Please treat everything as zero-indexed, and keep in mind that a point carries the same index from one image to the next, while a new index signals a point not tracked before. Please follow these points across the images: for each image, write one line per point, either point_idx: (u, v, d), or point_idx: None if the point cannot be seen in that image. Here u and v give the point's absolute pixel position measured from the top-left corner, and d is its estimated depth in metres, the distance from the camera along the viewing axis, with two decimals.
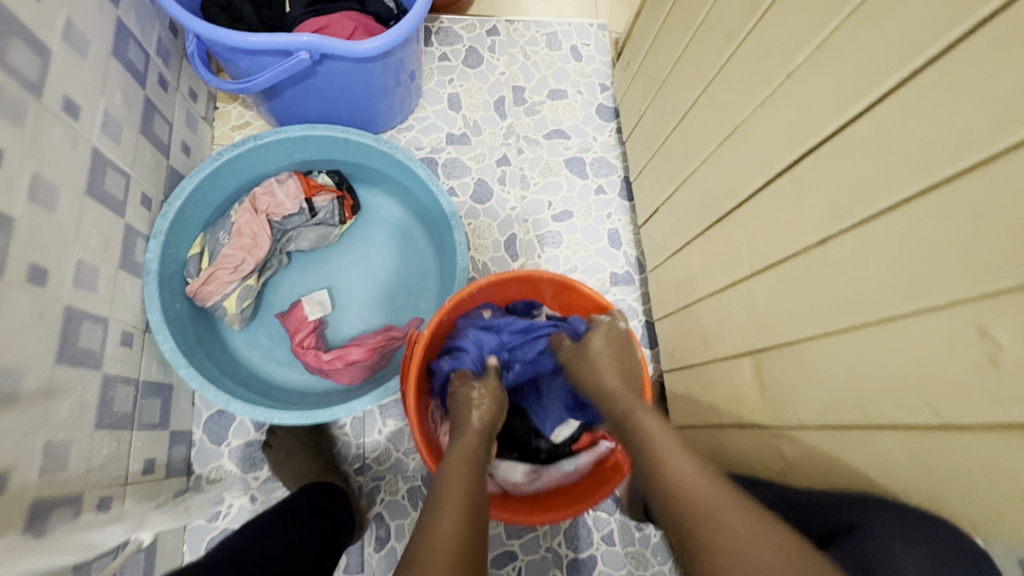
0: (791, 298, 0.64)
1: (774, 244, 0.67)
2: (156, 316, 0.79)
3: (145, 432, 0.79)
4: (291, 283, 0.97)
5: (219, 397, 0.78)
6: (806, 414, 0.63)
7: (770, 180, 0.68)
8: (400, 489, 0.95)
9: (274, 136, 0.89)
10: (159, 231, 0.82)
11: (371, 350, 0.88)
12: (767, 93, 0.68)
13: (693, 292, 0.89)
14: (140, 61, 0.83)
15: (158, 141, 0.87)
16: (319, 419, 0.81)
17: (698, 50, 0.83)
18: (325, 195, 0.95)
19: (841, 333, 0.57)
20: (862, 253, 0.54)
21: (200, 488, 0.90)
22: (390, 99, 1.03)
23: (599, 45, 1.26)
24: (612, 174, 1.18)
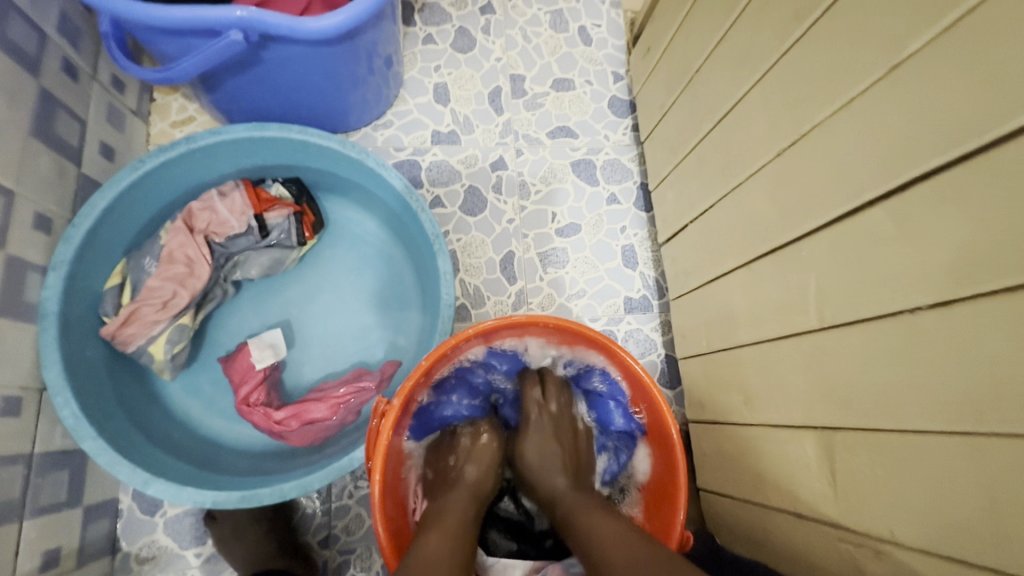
0: (886, 372, 0.48)
1: (860, 295, 0.50)
2: (54, 373, 0.61)
3: (44, 518, 0.63)
4: (240, 317, 0.80)
5: (135, 477, 0.61)
6: (905, 529, 0.47)
7: (856, 209, 0.51)
8: (374, 564, 0.79)
9: (211, 138, 0.71)
10: (59, 262, 0.64)
11: (335, 406, 0.72)
12: (855, 91, 0.50)
13: (733, 335, 0.72)
14: (30, 43, 0.64)
15: (61, 144, 0.69)
16: (266, 501, 0.64)
17: (747, 33, 0.65)
18: (279, 210, 0.77)
19: (972, 437, 0.41)
20: (1017, 331, 0.37)
21: (128, 570, 0.74)
22: (361, 90, 0.85)
23: (612, 27, 1.08)
24: (627, 180, 1.01)
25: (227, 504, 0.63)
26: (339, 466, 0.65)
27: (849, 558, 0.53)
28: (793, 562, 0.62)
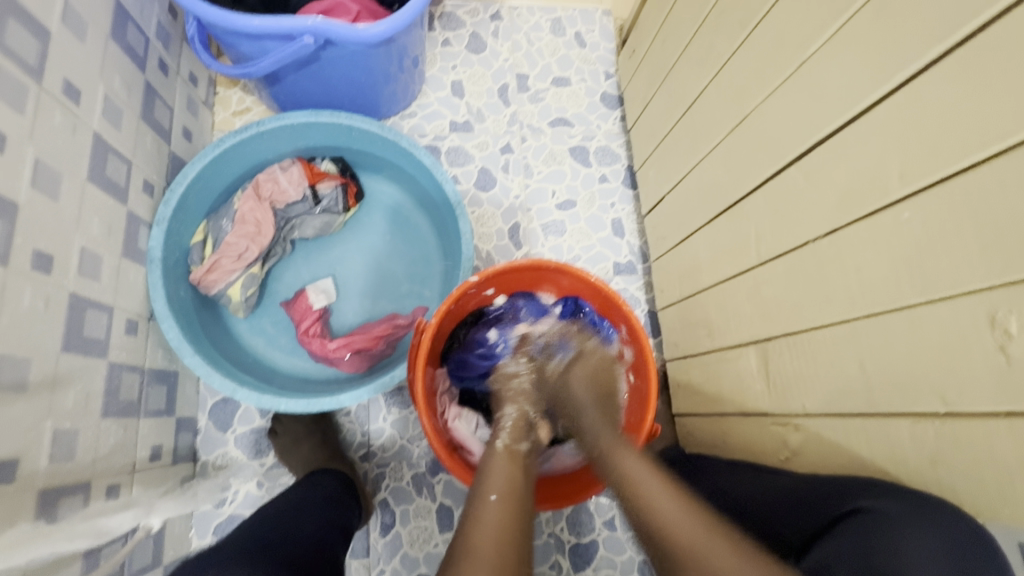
0: (800, 289, 0.65)
1: (783, 234, 0.68)
2: (160, 304, 0.78)
3: (151, 420, 0.79)
4: (296, 270, 0.97)
5: (226, 385, 0.78)
6: (811, 402, 0.64)
7: (780, 170, 0.68)
8: (404, 476, 0.96)
9: (277, 122, 0.88)
10: (161, 219, 0.82)
11: (376, 339, 0.88)
12: (778, 81, 0.67)
13: (698, 282, 0.89)
14: (140, 46, 0.81)
15: (159, 127, 0.86)
16: (326, 406, 0.81)
17: (707, 38, 0.83)
18: (329, 182, 0.94)
19: (849, 323, 0.58)
20: (870, 243, 0.55)
21: (207, 475, 0.90)
22: (393, 85, 1.02)
23: (604, 32, 1.25)
24: (616, 163, 1.18)
25: (295, 408, 0.80)
26: (384, 380, 0.82)
27: (777, 437, 0.70)
28: (741, 451, 0.78)
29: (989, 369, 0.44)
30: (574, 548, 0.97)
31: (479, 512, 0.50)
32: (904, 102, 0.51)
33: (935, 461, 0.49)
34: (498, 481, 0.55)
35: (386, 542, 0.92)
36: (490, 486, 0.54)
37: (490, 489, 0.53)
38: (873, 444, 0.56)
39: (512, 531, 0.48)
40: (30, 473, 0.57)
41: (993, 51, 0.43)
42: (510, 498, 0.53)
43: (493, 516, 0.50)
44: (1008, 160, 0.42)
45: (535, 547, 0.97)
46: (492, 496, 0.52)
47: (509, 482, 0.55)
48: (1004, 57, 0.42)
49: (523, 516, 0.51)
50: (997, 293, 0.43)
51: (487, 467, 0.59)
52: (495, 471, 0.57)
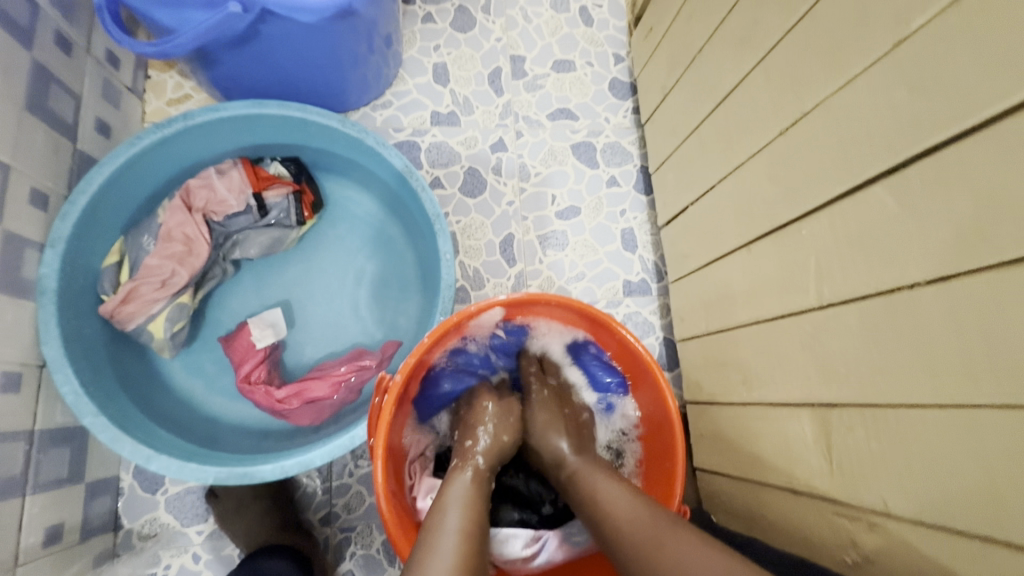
0: (886, 349, 0.48)
1: (861, 271, 0.51)
2: (53, 349, 0.61)
3: (46, 494, 0.63)
4: (240, 297, 0.79)
5: (137, 453, 0.61)
6: (899, 502, 0.48)
7: (858, 188, 0.51)
8: (374, 541, 0.80)
9: (210, 115, 0.70)
10: (56, 239, 0.64)
11: (336, 384, 0.72)
12: (858, 69, 0.50)
13: (731, 315, 0.73)
14: (23, 15, 0.63)
15: (57, 119, 0.68)
16: (268, 476, 0.64)
17: (750, 12, 0.65)
18: (279, 189, 0.77)
19: (969, 410, 0.41)
20: (1013, 303, 0.38)
21: (130, 547, 0.74)
22: (360, 68, 0.84)
23: (614, 7, 1.06)
24: (627, 163, 1.00)
25: (229, 481, 0.64)
26: (341, 442, 0.66)
27: (843, 532, 0.54)
28: (788, 536, 0.63)
29: None
30: None
31: (434, 533, 0.49)
32: None
33: None
34: (456, 498, 0.52)
35: None
36: (450, 503, 0.52)
37: (449, 504, 0.52)
38: None
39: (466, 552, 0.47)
40: None
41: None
42: (470, 521, 0.51)
43: (448, 538, 0.48)
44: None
45: None
46: (449, 528, 0.49)
47: (471, 500, 0.53)
48: None
49: (478, 550, 0.49)
50: None
51: (449, 485, 0.55)
52: (455, 489, 0.54)
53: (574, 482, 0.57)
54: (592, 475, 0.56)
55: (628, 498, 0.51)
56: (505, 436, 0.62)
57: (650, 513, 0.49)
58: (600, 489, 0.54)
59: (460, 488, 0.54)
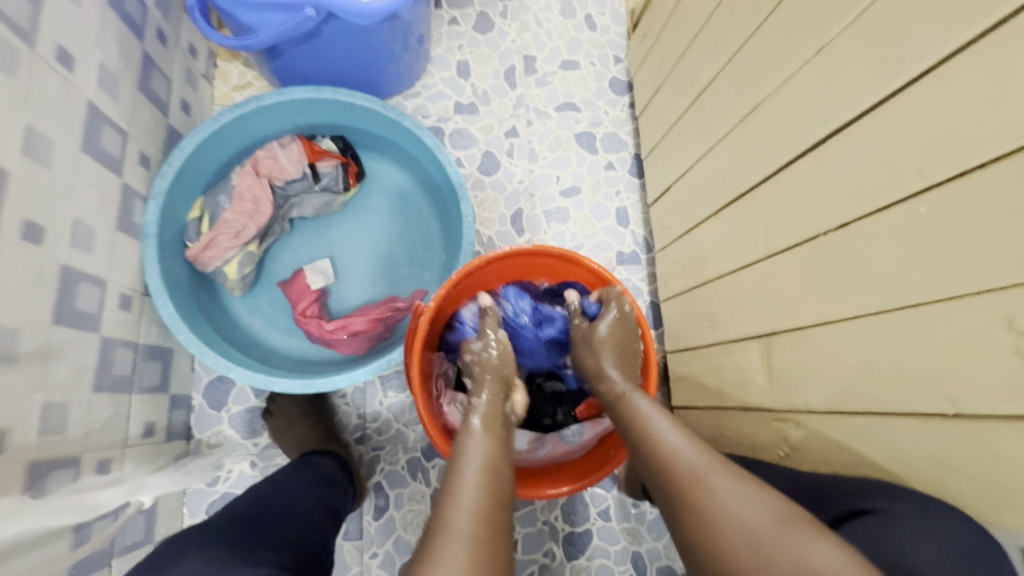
0: (805, 283, 0.63)
1: (791, 226, 0.66)
2: (155, 279, 0.77)
3: (145, 396, 0.78)
4: (294, 250, 0.95)
5: (220, 363, 0.77)
6: (814, 399, 0.63)
7: (791, 161, 0.66)
8: (400, 460, 0.95)
9: (276, 98, 0.86)
10: (158, 193, 0.80)
11: (375, 321, 0.87)
12: (793, 69, 0.65)
13: (702, 273, 0.88)
14: (138, 14, 0.79)
15: (157, 98, 0.84)
16: (321, 388, 0.80)
17: (721, 22, 0.80)
18: (329, 161, 0.92)
19: (857, 320, 0.56)
20: (882, 237, 0.53)
21: (200, 453, 0.90)
22: (397, 63, 1.00)
23: (615, 15, 1.22)
24: (623, 151, 1.15)
25: (291, 389, 0.79)
26: (381, 363, 0.81)
27: (777, 433, 0.69)
28: (739, 446, 0.78)
29: (1005, 374, 0.43)
30: (568, 537, 0.97)
31: (455, 488, 0.48)
32: (924, 96, 0.49)
33: (939, 461, 0.49)
34: (476, 456, 0.52)
35: (379, 525, 0.92)
36: (468, 461, 0.52)
37: (466, 466, 0.51)
38: (877, 442, 0.55)
39: (487, 507, 0.47)
40: (20, 446, 0.56)
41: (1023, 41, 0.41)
42: (487, 474, 0.50)
43: (468, 493, 0.48)
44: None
45: (528, 535, 0.96)
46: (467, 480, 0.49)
47: (488, 455, 0.53)
48: None
49: (499, 490, 0.49)
50: (1015, 291, 0.42)
51: (467, 437, 0.56)
52: (472, 443, 0.55)
53: (623, 404, 0.63)
54: (641, 401, 0.62)
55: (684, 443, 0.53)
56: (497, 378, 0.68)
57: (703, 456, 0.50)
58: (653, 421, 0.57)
59: (477, 443, 0.55)
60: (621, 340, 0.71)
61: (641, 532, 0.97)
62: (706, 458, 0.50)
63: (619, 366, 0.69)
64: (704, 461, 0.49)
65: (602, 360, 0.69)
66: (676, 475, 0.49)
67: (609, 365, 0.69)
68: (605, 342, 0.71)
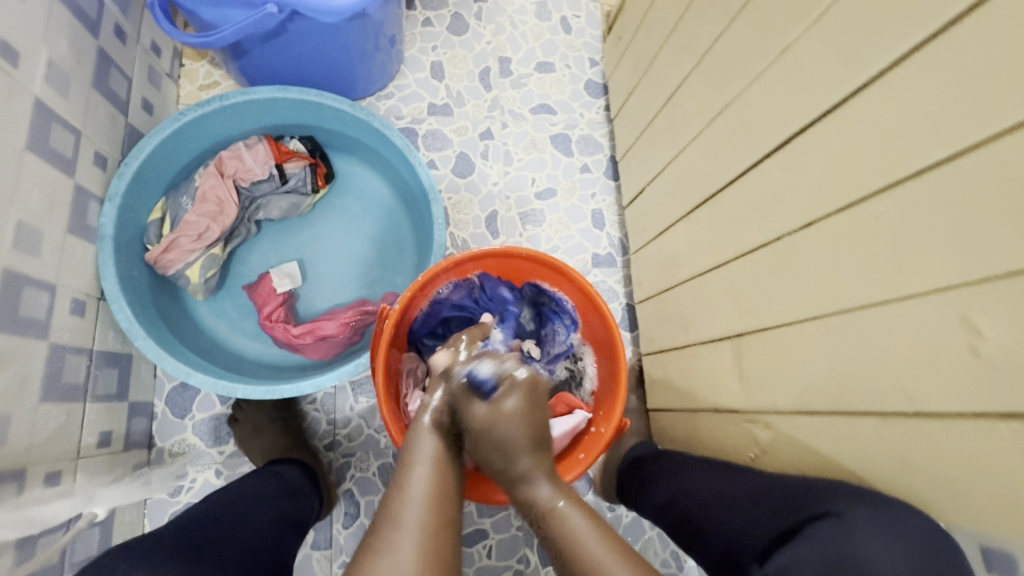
0: (773, 283, 0.63)
1: (760, 226, 0.65)
2: (110, 284, 0.74)
3: (100, 405, 0.75)
4: (261, 254, 0.93)
5: (178, 370, 0.75)
6: (782, 400, 0.62)
7: (758, 162, 0.66)
8: (371, 466, 0.93)
9: (240, 96, 0.84)
10: (114, 194, 0.77)
11: (343, 325, 0.85)
12: (761, 68, 0.65)
13: (676, 274, 0.87)
14: (92, 9, 0.76)
15: (114, 96, 0.81)
16: (286, 394, 0.77)
17: (691, 24, 0.80)
18: (297, 162, 0.90)
19: (821, 320, 0.56)
20: (846, 238, 0.53)
21: (162, 462, 0.87)
22: (368, 64, 0.98)
23: (590, 18, 1.22)
24: (598, 153, 1.15)
25: (253, 396, 0.77)
26: (348, 367, 0.79)
27: (747, 435, 0.69)
28: (711, 449, 0.77)
29: (961, 371, 0.43)
30: (543, 543, 0.96)
31: (395, 514, 0.46)
32: (886, 94, 0.48)
33: (905, 462, 0.48)
34: (421, 477, 0.50)
35: (349, 534, 0.90)
36: (412, 481, 0.49)
37: (409, 485, 0.49)
38: (841, 443, 0.54)
39: (436, 511, 0.47)
40: None
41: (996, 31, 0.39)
42: (432, 503, 0.48)
43: (417, 497, 0.48)
44: (1006, 144, 0.38)
45: (503, 542, 0.95)
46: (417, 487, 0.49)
47: (434, 479, 0.50)
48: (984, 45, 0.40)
49: (443, 528, 0.46)
50: (973, 290, 0.41)
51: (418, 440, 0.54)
52: (422, 449, 0.52)
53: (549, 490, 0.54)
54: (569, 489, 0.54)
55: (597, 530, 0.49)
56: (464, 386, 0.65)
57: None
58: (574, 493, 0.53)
59: (431, 448, 0.53)
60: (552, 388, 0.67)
61: None
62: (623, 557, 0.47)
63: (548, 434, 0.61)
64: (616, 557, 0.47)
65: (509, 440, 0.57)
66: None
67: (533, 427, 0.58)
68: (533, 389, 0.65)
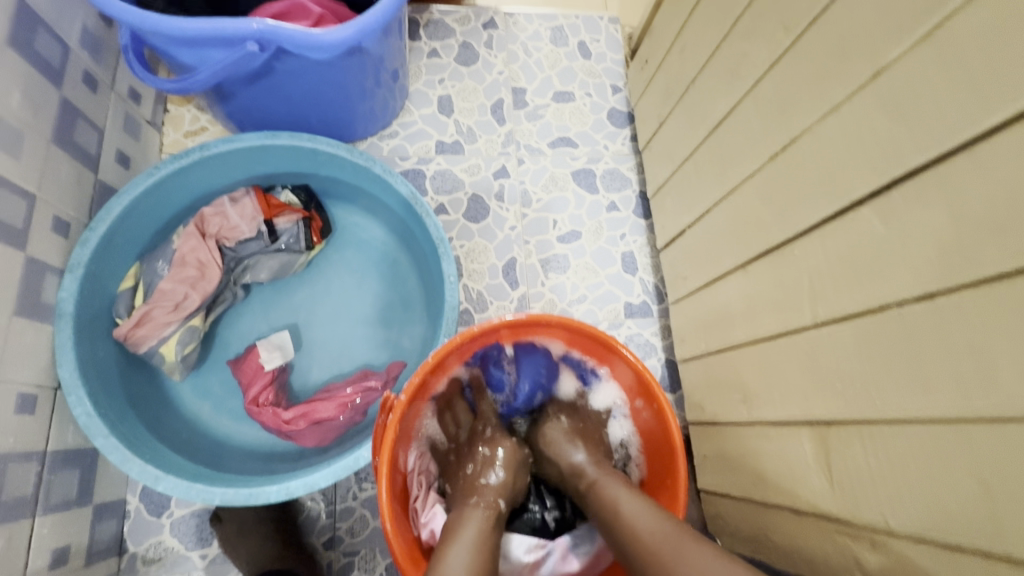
0: (877, 365, 0.49)
1: (854, 291, 0.52)
2: (68, 372, 0.63)
3: (55, 515, 0.64)
4: (251, 320, 0.82)
5: (145, 473, 0.62)
6: (899, 518, 0.48)
7: (845, 210, 0.53)
8: (377, 566, 0.79)
9: (224, 146, 0.74)
10: (76, 265, 0.67)
11: (343, 405, 0.73)
12: (844, 96, 0.52)
13: (730, 335, 0.74)
14: (54, 56, 0.67)
15: (81, 152, 0.71)
16: (273, 497, 0.65)
17: (739, 46, 0.68)
18: (289, 216, 0.79)
19: (961, 425, 0.42)
20: (998, 320, 0.39)
21: (135, 570, 0.74)
22: (368, 101, 0.88)
23: (611, 41, 1.11)
24: (626, 189, 1.03)
25: (234, 501, 0.64)
26: (347, 462, 0.66)
27: (846, 552, 0.54)
28: (793, 562, 0.63)
29: None
30: None
31: (443, 560, 0.51)
32: None
33: None
34: (469, 532, 0.55)
35: None
36: (459, 539, 0.54)
37: (453, 540, 0.54)
38: None
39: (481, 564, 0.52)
40: None
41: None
42: (479, 551, 0.53)
43: (457, 563, 0.51)
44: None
45: None
46: (462, 543, 0.53)
47: (480, 534, 0.55)
48: None
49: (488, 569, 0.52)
50: None
51: (462, 518, 0.57)
52: (467, 528, 0.55)
53: (594, 491, 0.59)
54: (611, 483, 0.59)
55: (641, 508, 0.54)
56: (502, 471, 0.64)
57: (670, 525, 0.51)
58: (621, 498, 0.56)
59: (473, 520, 0.57)
60: (591, 435, 0.69)
61: None
62: (677, 528, 0.51)
63: (585, 451, 0.65)
64: (664, 524, 0.52)
65: (566, 455, 0.65)
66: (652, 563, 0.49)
67: (576, 447, 0.65)
68: (559, 439, 0.67)
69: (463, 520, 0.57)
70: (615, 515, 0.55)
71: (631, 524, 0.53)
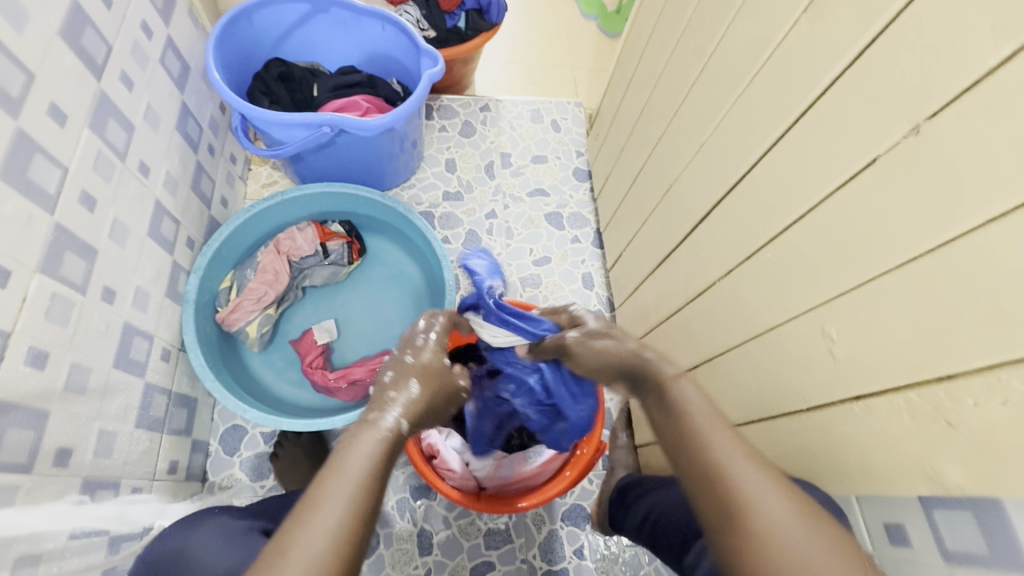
0: (712, 320, 0.79)
1: (699, 277, 0.82)
2: (190, 336, 0.94)
3: (172, 437, 0.92)
4: (305, 314, 1.13)
5: (237, 406, 0.91)
6: (728, 415, 0.76)
7: (692, 228, 0.84)
8: (390, 500, 1.05)
9: (298, 192, 1.08)
10: (198, 268, 0.99)
11: (371, 370, 1.03)
12: (686, 159, 0.85)
13: (648, 323, 1.03)
14: (195, 133, 1.03)
15: (203, 196, 1.06)
16: (322, 426, 0.93)
17: (643, 127, 1.02)
18: (338, 240, 1.12)
19: (745, 344, 0.71)
20: (751, 280, 0.69)
21: (213, 493, 1.01)
22: (395, 162, 1.23)
23: (576, 119, 1.48)
24: (586, 227, 1.36)
25: (296, 428, 0.93)
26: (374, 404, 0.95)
27: None
28: None
29: (827, 368, 0.58)
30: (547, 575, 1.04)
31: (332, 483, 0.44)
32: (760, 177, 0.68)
33: (805, 449, 0.62)
34: (365, 448, 0.48)
35: (369, 563, 1.01)
36: (353, 459, 0.46)
37: (348, 456, 0.47)
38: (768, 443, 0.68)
39: (369, 493, 0.45)
40: (79, 463, 0.70)
41: (812, 130, 0.57)
42: (365, 488, 0.45)
43: (350, 478, 0.45)
44: (831, 205, 0.55)
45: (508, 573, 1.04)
46: (350, 471, 0.45)
47: (378, 453, 0.48)
48: (797, 147, 0.59)
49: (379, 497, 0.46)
50: (825, 308, 0.57)
51: (362, 429, 0.50)
52: (364, 446, 0.48)
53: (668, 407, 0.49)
54: (694, 406, 0.48)
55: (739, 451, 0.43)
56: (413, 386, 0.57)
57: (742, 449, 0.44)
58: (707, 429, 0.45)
59: (371, 436, 0.49)
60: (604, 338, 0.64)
61: (614, 565, 1.05)
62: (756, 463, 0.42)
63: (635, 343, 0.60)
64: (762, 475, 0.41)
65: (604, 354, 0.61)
66: (732, 510, 0.40)
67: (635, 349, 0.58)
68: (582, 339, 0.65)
69: (359, 438, 0.48)
70: (699, 450, 0.44)
71: (706, 455, 0.44)
